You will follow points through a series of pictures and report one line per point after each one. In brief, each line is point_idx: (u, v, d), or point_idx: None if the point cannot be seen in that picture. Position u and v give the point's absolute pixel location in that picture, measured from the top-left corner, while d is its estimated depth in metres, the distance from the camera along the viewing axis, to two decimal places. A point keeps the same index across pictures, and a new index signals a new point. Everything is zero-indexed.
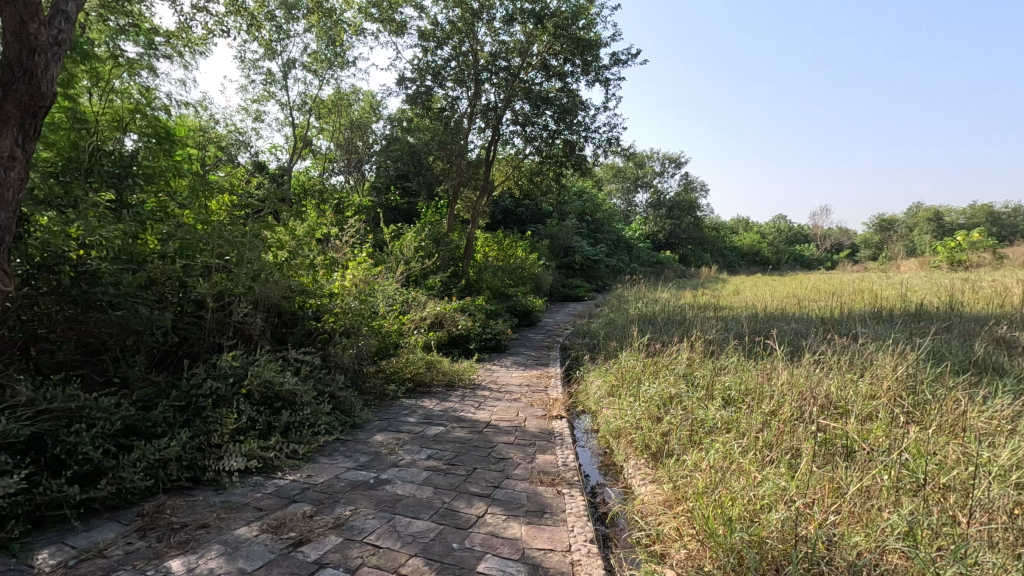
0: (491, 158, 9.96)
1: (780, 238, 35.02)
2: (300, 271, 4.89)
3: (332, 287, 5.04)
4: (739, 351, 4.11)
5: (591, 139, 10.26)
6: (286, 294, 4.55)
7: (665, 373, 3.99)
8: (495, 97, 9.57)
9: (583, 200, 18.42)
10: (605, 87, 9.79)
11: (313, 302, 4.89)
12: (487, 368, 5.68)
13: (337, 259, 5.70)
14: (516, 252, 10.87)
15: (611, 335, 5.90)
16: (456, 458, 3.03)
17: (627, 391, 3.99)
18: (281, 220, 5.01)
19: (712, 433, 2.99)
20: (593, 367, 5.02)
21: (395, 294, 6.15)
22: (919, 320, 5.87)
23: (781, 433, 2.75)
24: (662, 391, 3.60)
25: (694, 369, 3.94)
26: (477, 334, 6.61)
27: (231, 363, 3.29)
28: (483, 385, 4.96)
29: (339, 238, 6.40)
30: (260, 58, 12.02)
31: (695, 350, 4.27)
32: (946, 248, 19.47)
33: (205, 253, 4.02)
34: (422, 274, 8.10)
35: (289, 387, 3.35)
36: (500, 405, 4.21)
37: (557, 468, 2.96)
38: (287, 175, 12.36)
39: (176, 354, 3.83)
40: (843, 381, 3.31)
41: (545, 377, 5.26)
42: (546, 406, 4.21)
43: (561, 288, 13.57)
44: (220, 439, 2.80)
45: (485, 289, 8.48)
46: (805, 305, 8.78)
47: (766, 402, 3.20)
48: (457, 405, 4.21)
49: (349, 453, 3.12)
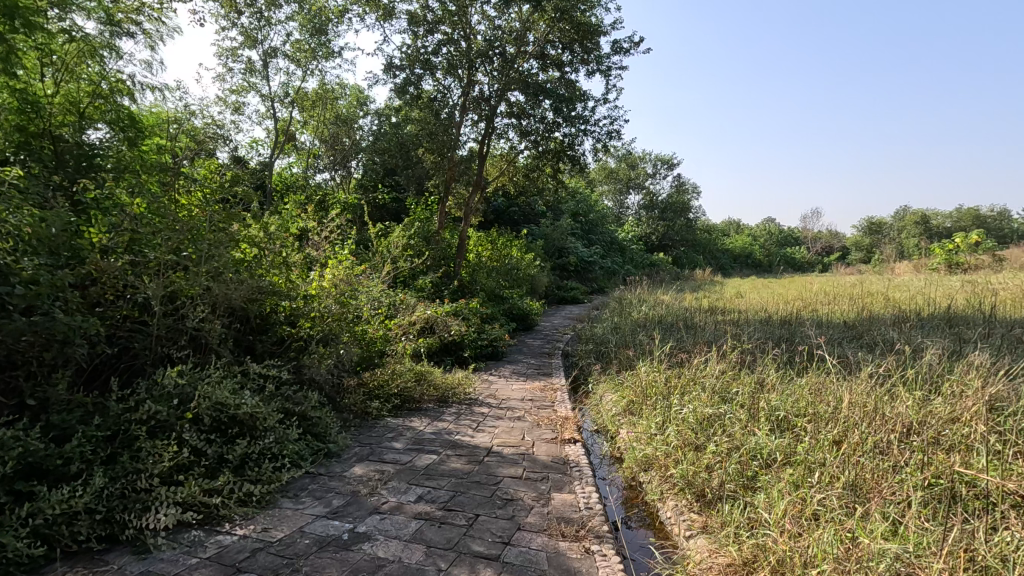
0: (485, 152, 9.39)
1: (772, 241, 34.77)
2: (273, 268, 4.31)
3: (309, 289, 4.46)
4: (777, 364, 3.57)
5: (590, 133, 9.67)
6: (255, 294, 3.93)
7: (695, 390, 3.42)
8: (489, 86, 9.05)
9: (577, 200, 17.92)
10: (606, 77, 9.24)
11: (286, 306, 4.32)
12: (484, 378, 5.10)
13: (316, 257, 5.11)
14: (510, 252, 10.27)
15: (621, 341, 5.35)
16: (453, 501, 2.43)
17: (651, 411, 3.41)
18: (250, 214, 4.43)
19: (772, 470, 2.42)
20: (604, 379, 4.46)
21: (381, 297, 5.57)
22: (953, 326, 5.40)
23: (866, 474, 2.18)
24: (697, 411, 3.03)
25: (730, 385, 3.38)
26: (472, 341, 6.01)
27: (176, 381, 2.68)
28: (480, 400, 4.38)
29: (320, 233, 5.77)
30: (239, 46, 11.35)
31: (726, 361, 3.71)
32: (943, 250, 19.16)
33: (160, 247, 3.36)
34: (411, 274, 7.49)
35: (248, 411, 2.73)
36: (501, 426, 3.62)
37: (580, 513, 2.37)
38: (267, 171, 11.64)
39: (116, 367, 3.19)
40: (916, 401, 2.77)
41: (551, 389, 4.69)
42: (555, 426, 3.62)
43: (556, 290, 13.00)
44: (151, 481, 2.19)
45: (479, 291, 7.89)
46: (817, 309, 8.30)
47: (830, 429, 2.64)
48: (453, 425, 3.62)
49: (319, 494, 2.51)
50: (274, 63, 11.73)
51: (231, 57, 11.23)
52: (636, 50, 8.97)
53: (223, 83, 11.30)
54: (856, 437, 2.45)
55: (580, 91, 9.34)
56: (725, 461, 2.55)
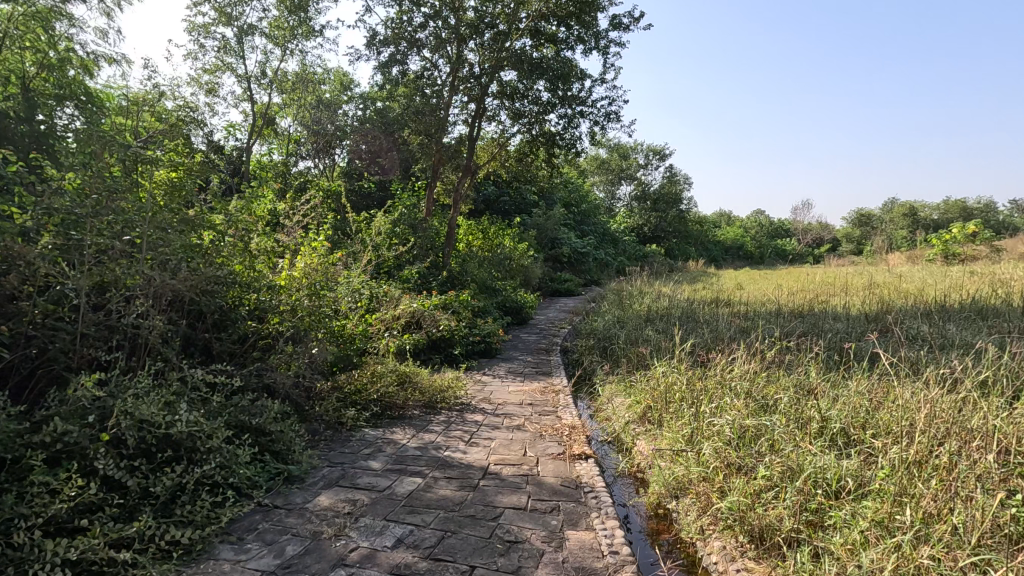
0: (475, 135, 8.84)
1: (763, 233, 34.49)
2: (235, 256, 3.76)
3: (277, 280, 3.91)
4: (819, 364, 3.06)
5: (586, 114, 9.13)
6: (213, 284, 3.38)
7: (727, 397, 2.91)
8: (480, 63, 8.50)
9: (569, 189, 17.39)
10: (604, 54, 8.70)
11: (250, 298, 3.78)
12: (476, 379, 4.57)
13: (290, 245, 4.55)
14: (503, 241, 9.71)
15: (627, 337, 4.84)
16: (441, 548, 1.90)
17: (674, 421, 2.91)
18: (209, 193, 3.86)
19: (844, 503, 1.93)
20: (613, 380, 3.94)
21: (361, 290, 5.02)
22: (985, 319, 4.94)
23: (982, 517, 1.67)
24: (735, 423, 2.52)
25: (768, 390, 2.87)
26: (463, 337, 5.46)
27: (92, 393, 2.12)
28: (473, 404, 3.85)
29: (295, 220, 5.18)
30: (213, 23, 10.64)
31: (758, 361, 3.21)
32: (940, 240, 18.80)
33: (105, 229, 2.81)
34: (396, 264, 6.92)
35: (186, 428, 2.18)
36: (499, 438, 3.09)
37: (604, 562, 1.85)
38: (243, 157, 10.95)
39: (30, 374, 2.62)
40: (1004, 410, 2.27)
41: (552, 391, 4.15)
42: (561, 438, 3.09)
43: (550, 282, 12.45)
44: (36, 533, 1.64)
45: (469, 282, 7.34)
46: (827, 300, 7.82)
47: (908, 446, 2.14)
48: (441, 438, 3.09)
49: (270, 537, 1.97)
50: (250, 41, 11.04)
51: (204, 33, 10.55)
52: (636, 25, 8.44)
53: (195, 61, 10.59)
54: (946, 458, 1.96)
55: (577, 69, 8.78)
56: (782, 490, 2.05)
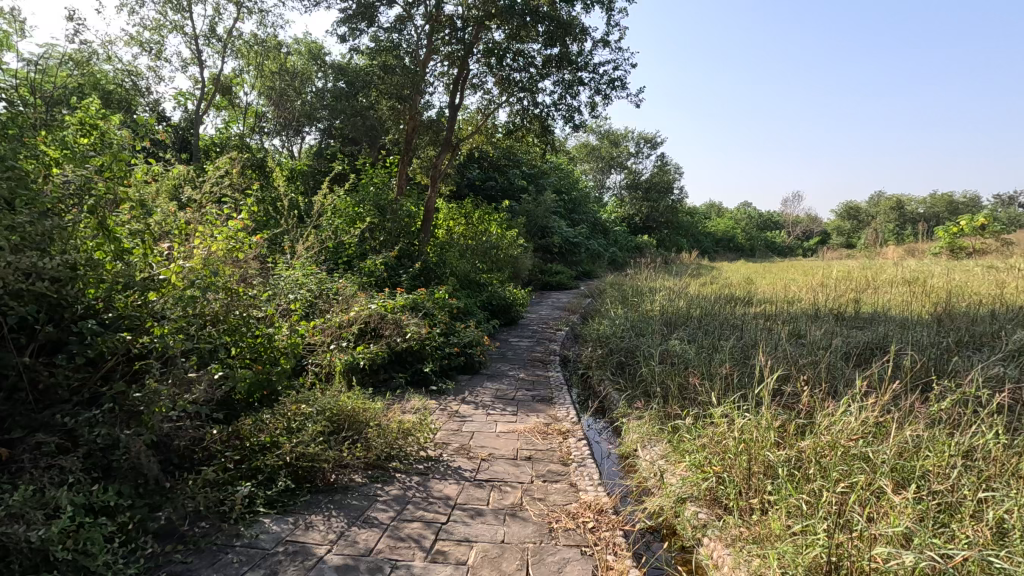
0: (456, 105, 7.61)
1: (753, 224, 33.56)
2: (85, 235, 2.37)
3: (164, 272, 2.57)
4: (1005, 425, 1.89)
5: (586, 82, 7.89)
6: (35, 285, 2.02)
7: (870, 486, 1.74)
8: (463, 17, 7.23)
9: (560, 175, 16.15)
10: (607, 9, 7.43)
11: (119, 300, 2.43)
12: (453, 410, 3.35)
13: (191, 222, 3.18)
14: (488, 228, 8.47)
15: (653, 352, 3.64)
16: None
17: (778, 523, 1.73)
18: (62, 141, 2.49)
19: None
20: (648, 426, 2.75)
21: (293, 288, 3.74)
22: None
23: None
24: (924, 557, 1.36)
25: (945, 477, 1.70)
26: (438, 345, 4.22)
27: None
28: (446, 456, 2.64)
29: (202, 197, 3.81)
30: None
31: (896, 416, 2.03)
32: (946, 231, 17.72)
33: None
34: (358, 253, 5.64)
35: None
36: (483, 540, 1.87)
37: None
38: (190, 131, 9.52)
39: None
40: None
41: (559, 434, 2.94)
42: (585, 541, 1.89)
43: (540, 274, 11.22)
44: None
45: (449, 275, 6.11)
46: (865, 299, 6.71)
47: None
48: (387, 540, 1.86)
49: None
50: None
51: None
52: None
53: (131, 16, 9.12)
54: None
55: (577, 27, 7.51)
56: None
